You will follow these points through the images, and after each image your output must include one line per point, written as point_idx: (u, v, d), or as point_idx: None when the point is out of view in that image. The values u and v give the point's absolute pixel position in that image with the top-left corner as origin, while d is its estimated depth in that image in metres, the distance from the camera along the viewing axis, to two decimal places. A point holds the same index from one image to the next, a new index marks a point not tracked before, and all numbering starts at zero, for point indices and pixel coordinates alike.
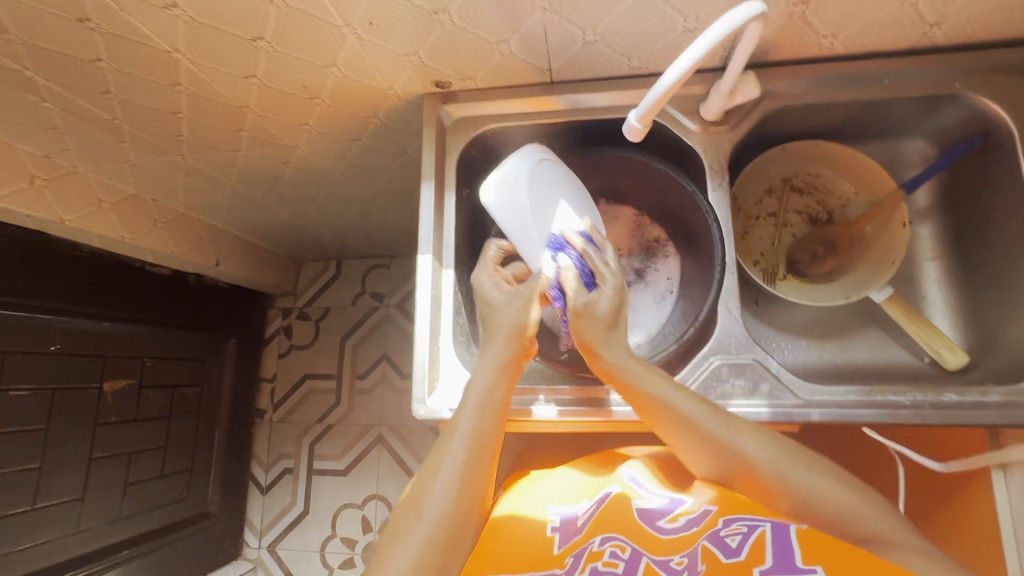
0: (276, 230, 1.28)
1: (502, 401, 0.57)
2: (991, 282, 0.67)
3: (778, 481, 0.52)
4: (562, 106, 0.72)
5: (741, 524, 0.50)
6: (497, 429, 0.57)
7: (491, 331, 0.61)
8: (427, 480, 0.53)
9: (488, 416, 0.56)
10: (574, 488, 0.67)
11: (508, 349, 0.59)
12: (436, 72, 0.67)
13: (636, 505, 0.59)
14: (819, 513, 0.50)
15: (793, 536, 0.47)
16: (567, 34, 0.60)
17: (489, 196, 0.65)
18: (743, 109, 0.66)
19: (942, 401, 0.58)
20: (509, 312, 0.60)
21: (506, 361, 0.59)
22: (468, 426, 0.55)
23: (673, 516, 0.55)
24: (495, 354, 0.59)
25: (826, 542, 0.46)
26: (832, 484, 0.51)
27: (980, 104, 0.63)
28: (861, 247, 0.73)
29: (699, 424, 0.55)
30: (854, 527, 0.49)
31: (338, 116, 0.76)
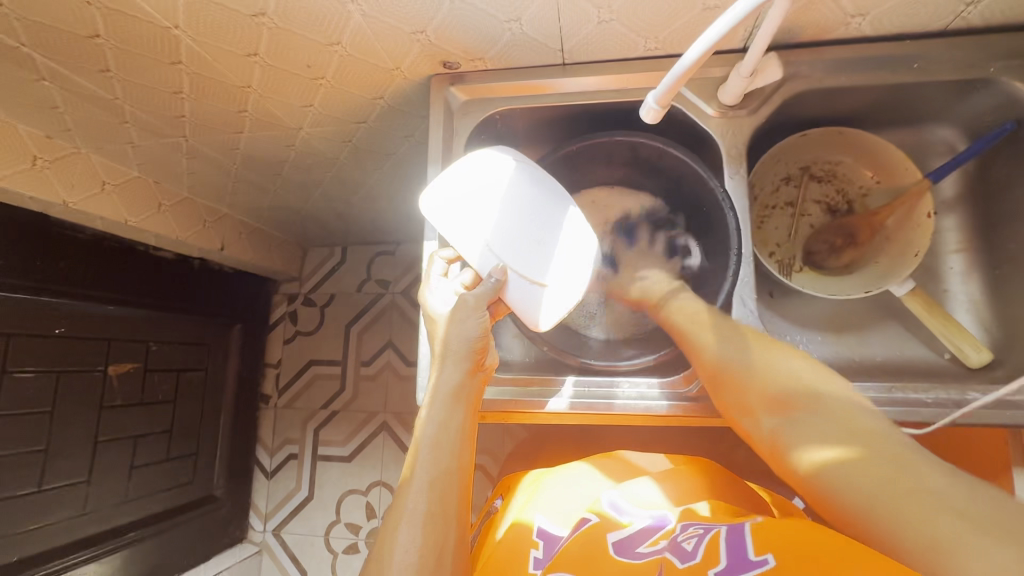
0: (280, 215, 1.27)
1: (461, 426, 0.57)
2: (1019, 275, 0.64)
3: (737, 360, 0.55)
4: (575, 88, 0.69)
5: (698, 529, 0.52)
6: (455, 461, 0.55)
7: (438, 362, 0.59)
8: (389, 542, 0.51)
9: (444, 451, 0.55)
10: (578, 498, 0.68)
11: (458, 378, 0.58)
12: (443, 52, 0.65)
13: (615, 534, 0.56)
14: (778, 393, 0.50)
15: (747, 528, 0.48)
16: (580, 11, 0.57)
17: (426, 205, 0.63)
18: (763, 93, 0.64)
19: (965, 399, 0.56)
20: (452, 342, 0.58)
21: (455, 394, 0.57)
22: (424, 469, 0.54)
23: (655, 539, 0.54)
24: (445, 388, 0.57)
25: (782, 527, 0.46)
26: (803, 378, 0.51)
27: (1014, 89, 0.60)
28: (881, 239, 0.71)
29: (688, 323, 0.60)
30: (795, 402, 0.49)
31: (344, 98, 0.74)
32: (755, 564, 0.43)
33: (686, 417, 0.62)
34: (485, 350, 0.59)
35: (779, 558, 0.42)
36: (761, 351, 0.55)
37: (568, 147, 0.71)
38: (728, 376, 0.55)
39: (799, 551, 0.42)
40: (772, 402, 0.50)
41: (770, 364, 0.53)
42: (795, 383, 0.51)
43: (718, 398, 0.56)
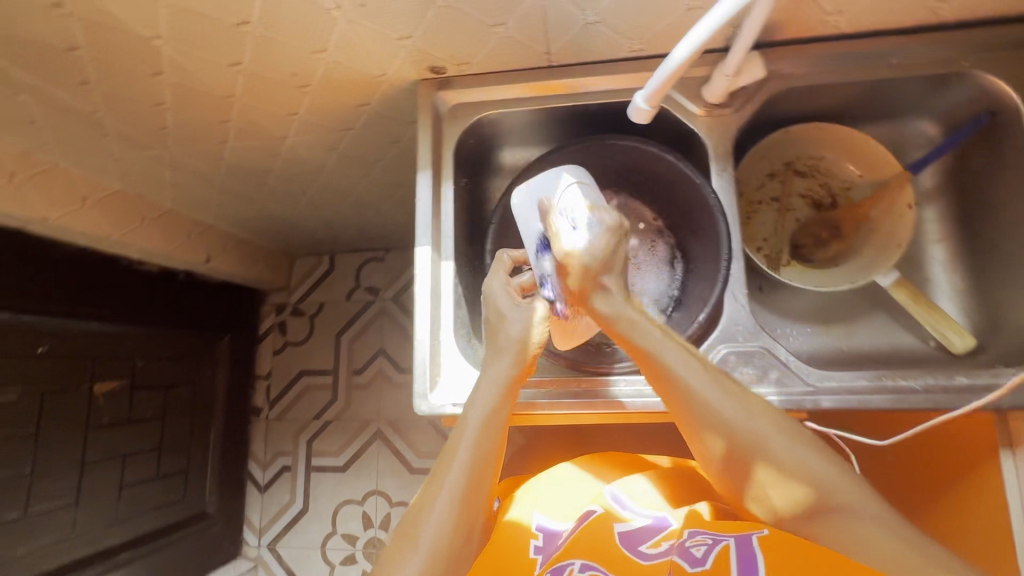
0: (266, 225, 1.25)
1: (506, 416, 0.55)
2: (999, 262, 0.66)
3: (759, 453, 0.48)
4: (563, 90, 0.69)
5: (706, 536, 0.50)
6: (496, 451, 0.55)
7: (494, 347, 0.57)
8: (425, 511, 0.51)
9: (490, 437, 0.54)
10: (568, 494, 0.67)
11: (513, 366, 0.56)
12: (430, 57, 0.65)
13: (621, 526, 0.57)
14: (811, 488, 0.46)
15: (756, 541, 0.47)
16: (566, 15, 0.58)
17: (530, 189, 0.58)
18: (748, 91, 0.65)
19: (952, 384, 0.57)
20: (510, 325, 0.57)
21: (509, 379, 0.56)
22: (466, 449, 0.53)
23: (658, 539, 0.55)
24: (498, 372, 0.56)
25: (784, 546, 0.45)
26: (812, 467, 0.46)
27: (987, 82, 0.61)
28: (866, 231, 0.72)
29: (676, 368, 0.51)
30: (827, 498, 0.46)
31: (330, 105, 0.74)
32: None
33: None
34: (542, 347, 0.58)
35: None
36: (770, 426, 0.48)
37: (558, 151, 0.72)
38: (741, 457, 0.48)
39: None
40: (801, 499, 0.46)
41: (789, 452, 0.47)
42: (811, 470, 0.46)
43: (725, 476, 0.50)
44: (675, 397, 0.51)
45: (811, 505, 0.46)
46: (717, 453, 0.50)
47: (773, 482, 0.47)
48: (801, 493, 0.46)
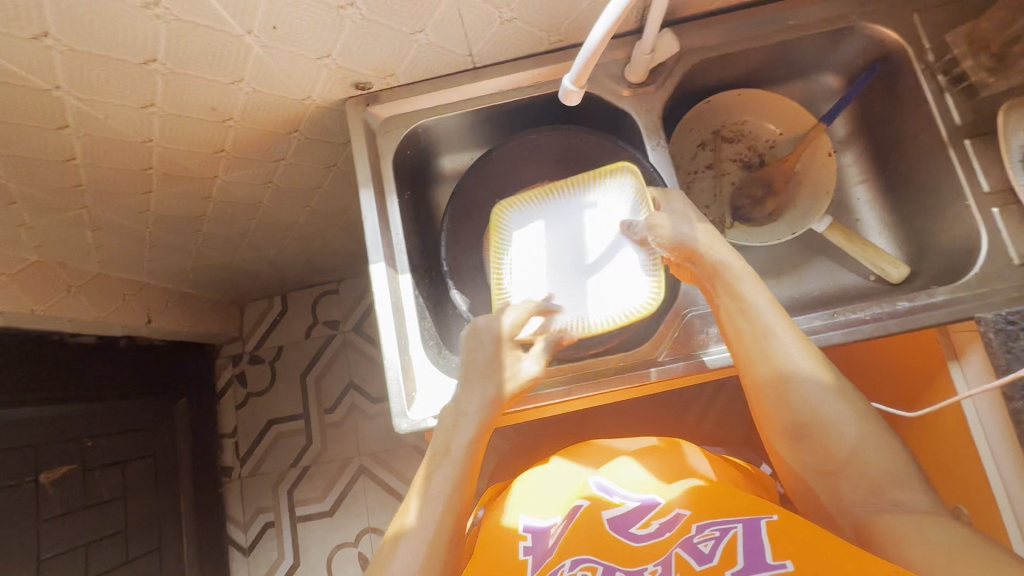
0: (208, 274, 1.20)
1: (470, 446, 0.57)
2: (914, 193, 0.71)
3: (837, 432, 0.51)
4: (492, 89, 0.70)
5: (714, 529, 0.50)
6: (467, 489, 0.56)
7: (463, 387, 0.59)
8: (391, 549, 0.53)
9: (463, 473, 0.56)
10: (556, 492, 0.66)
11: (486, 409, 0.57)
12: (354, 74, 0.64)
13: (609, 512, 0.58)
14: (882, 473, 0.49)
15: (764, 531, 0.47)
16: (482, 15, 0.59)
17: (628, 168, 0.65)
18: (666, 68, 0.68)
19: (897, 310, 0.61)
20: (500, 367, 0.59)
21: (484, 423, 0.57)
22: (436, 485, 0.56)
23: (646, 520, 0.56)
24: (473, 414, 0.58)
25: (792, 530, 0.46)
26: (867, 432, 0.51)
27: (874, 32, 0.67)
28: (795, 183, 0.76)
29: (773, 333, 0.54)
30: (888, 489, 0.48)
31: (256, 136, 0.72)
32: (771, 567, 0.44)
33: (660, 384, 0.64)
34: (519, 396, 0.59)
35: (797, 563, 0.43)
36: (852, 413, 0.52)
37: (498, 150, 0.73)
38: (818, 429, 0.52)
39: (815, 556, 0.43)
40: (864, 483, 0.49)
41: (871, 443, 0.50)
42: (883, 467, 0.49)
43: (799, 450, 0.53)
44: (759, 342, 0.55)
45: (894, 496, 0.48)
46: (787, 396, 0.53)
47: (846, 466, 0.50)
48: (871, 479, 0.49)
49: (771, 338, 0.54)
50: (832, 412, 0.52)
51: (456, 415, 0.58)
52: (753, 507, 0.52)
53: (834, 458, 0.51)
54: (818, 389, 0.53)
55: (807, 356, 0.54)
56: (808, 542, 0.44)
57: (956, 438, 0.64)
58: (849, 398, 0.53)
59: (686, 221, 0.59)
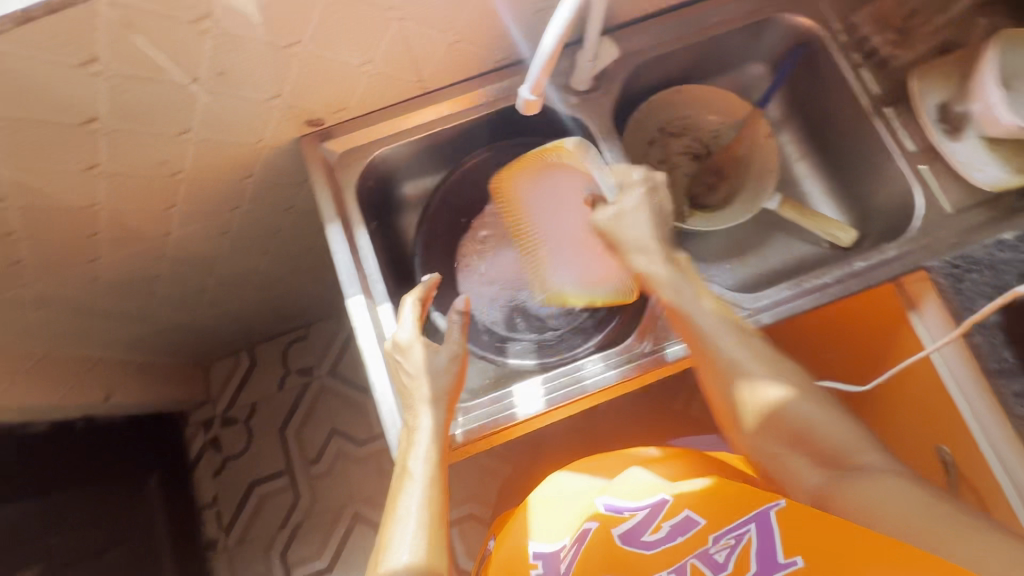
0: (168, 338, 1.14)
1: (434, 456, 0.55)
2: (849, 161, 0.76)
3: (777, 420, 0.52)
4: (445, 110, 0.70)
5: (728, 536, 0.49)
6: (441, 514, 0.53)
7: (412, 406, 0.57)
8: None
9: (433, 486, 0.53)
10: (563, 511, 0.65)
11: (440, 419, 0.57)
12: (305, 112, 0.64)
13: (618, 529, 0.56)
14: (828, 450, 0.50)
15: (774, 521, 0.47)
16: (428, 40, 0.61)
17: (585, 147, 0.63)
18: (608, 74, 0.71)
19: (856, 270, 0.65)
20: (433, 368, 0.58)
21: (441, 435, 0.57)
22: (406, 504, 0.52)
23: (656, 523, 0.55)
24: (427, 433, 0.56)
25: (808, 521, 0.45)
26: (817, 406, 0.52)
27: (790, 20, 0.73)
28: (742, 166, 0.80)
29: (703, 331, 0.56)
30: (842, 462, 0.49)
31: (210, 186, 0.70)
32: (784, 566, 0.45)
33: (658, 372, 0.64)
34: (460, 380, 0.60)
35: (809, 561, 0.44)
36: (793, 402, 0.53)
37: (459, 170, 0.74)
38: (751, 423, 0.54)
39: (832, 557, 0.42)
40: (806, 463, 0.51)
41: (817, 425, 0.51)
42: (831, 446, 0.50)
43: (741, 440, 0.56)
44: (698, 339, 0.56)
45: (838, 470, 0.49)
46: (729, 390, 0.55)
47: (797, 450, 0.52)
48: (814, 458, 0.50)
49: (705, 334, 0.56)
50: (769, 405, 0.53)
51: (409, 434, 0.57)
52: (757, 491, 0.51)
53: (770, 450, 0.53)
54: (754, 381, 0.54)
55: (744, 343, 0.56)
56: (818, 526, 0.44)
57: (922, 385, 0.66)
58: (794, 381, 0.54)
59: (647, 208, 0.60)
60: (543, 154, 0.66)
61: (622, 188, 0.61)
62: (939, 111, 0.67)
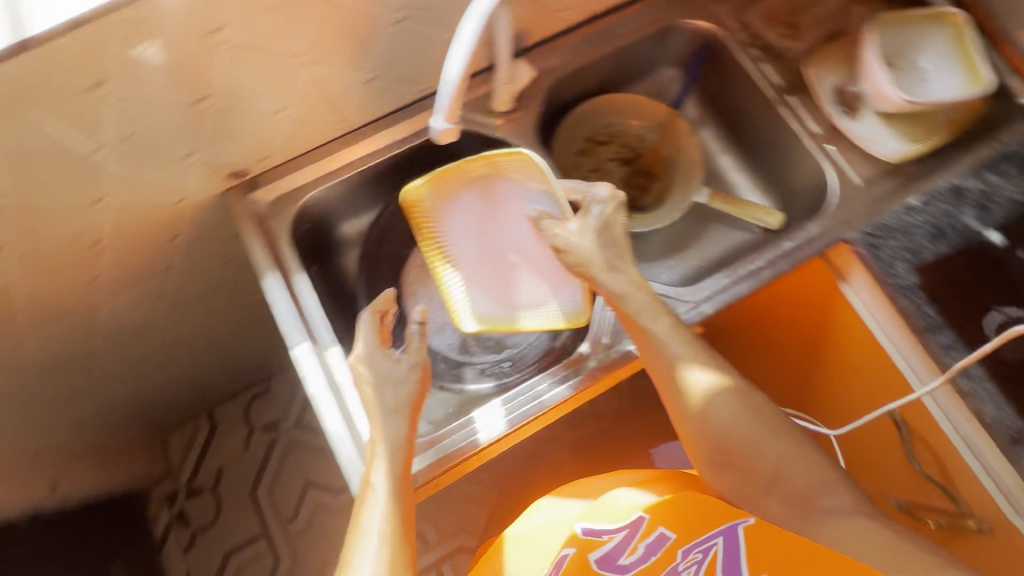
0: (115, 412, 1.08)
1: (399, 471, 0.54)
2: (765, 150, 0.80)
3: (755, 451, 0.55)
4: (371, 147, 0.70)
5: (696, 552, 0.51)
6: (406, 523, 0.53)
7: (373, 418, 0.56)
8: None
9: (396, 502, 0.53)
10: (546, 537, 0.65)
11: (402, 428, 0.56)
12: (226, 165, 0.63)
13: (594, 553, 0.57)
14: (804, 487, 0.53)
15: (741, 537, 0.50)
16: (342, 81, 0.61)
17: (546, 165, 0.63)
18: (528, 94, 0.73)
19: (784, 250, 0.68)
20: (393, 377, 0.57)
21: (404, 446, 0.56)
22: (372, 520, 0.52)
23: (632, 545, 0.56)
24: (393, 438, 0.55)
25: (771, 537, 0.48)
26: (776, 438, 0.55)
27: (690, 25, 0.77)
28: (670, 166, 0.83)
29: (675, 371, 0.58)
30: (820, 497, 0.53)
31: (135, 252, 0.67)
32: None
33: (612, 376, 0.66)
34: (425, 386, 0.59)
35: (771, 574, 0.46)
36: (766, 434, 0.56)
37: (394, 202, 0.73)
38: (733, 460, 0.56)
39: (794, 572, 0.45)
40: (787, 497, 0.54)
41: (794, 462, 0.54)
42: (806, 483, 0.54)
43: (720, 472, 0.57)
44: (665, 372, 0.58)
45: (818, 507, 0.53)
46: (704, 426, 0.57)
47: (778, 482, 0.55)
48: (794, 492, 0.54)
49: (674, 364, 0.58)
50: (751, 443, 0.55)
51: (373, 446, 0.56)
52: (724, 508, 0.54)
53: (753, 481, 0.55)
54: (728, 418, 0.56)
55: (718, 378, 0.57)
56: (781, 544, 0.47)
57: (866, 359, 0.69)
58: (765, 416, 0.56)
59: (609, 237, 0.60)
60: (464, 169, 0.66)
61: (589, 203, 0.61)
62: (836, 92, 0.73)
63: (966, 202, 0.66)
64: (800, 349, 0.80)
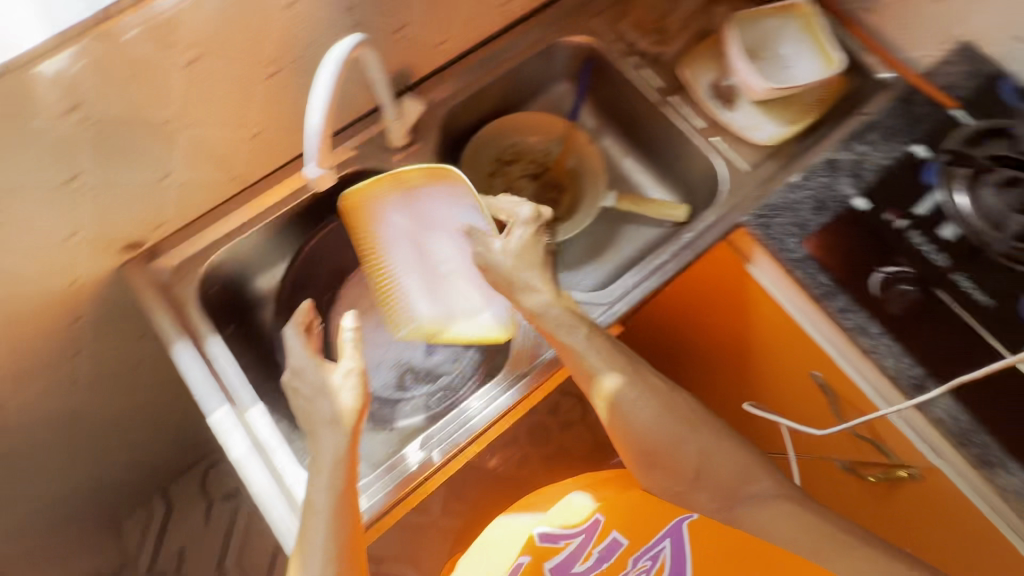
0: (53, 507, 1.03)
1: (341, 484, 0.53)
2: (661, 148, 0.83)
3: (680, 450, 0.60)
4: (270, 199, 0.70)
5: (645, 560, 0.54)
6: (350, 538, 0.53)
7: (313, 432, 0.55)
8: None
9: (338, 522, 0.52)
10: (500, 546, 0.65)
11: (343, 440, 0.54)
12: (118, 238, 0.62)
13: (551, 560, 0.57)
14: (729, 479, 0.59)
15: (686, 531, 0.54)
16: (226, 139, 0.61)
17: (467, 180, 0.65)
18: (422, 126, 0.74)
19: (683, 241, 0.71)
20: (328, 388, 0.56)
21: (345, 459, 0.54)
22: (315, 537, 0.51)
23: (587, 553, 0.58)
24: (334, 450, 0.54)
25: (717, 533, 0.52)
26: (698, 434, 0.61)
27: (569, 41, 0.81)
28: (576, 176, 0.86)
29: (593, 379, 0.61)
30: (745, 488, 0.59)
31: (35, 340, 0.65)
32: None
33: (542, 387, 0.67)
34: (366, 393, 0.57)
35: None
36: (687, 433, 0.60)
37: (303, 250, 0.72)
38: (657, 465, 0.61)
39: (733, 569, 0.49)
40: (715, 490, 0.59)
41: (715, 455, 0.60)
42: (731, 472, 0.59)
43: (648, 473, 0.62)
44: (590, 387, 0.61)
45: (744, 498, 0.58)
46: (627, 431, 0.61)
47: (704, 475, 0.60)
48: (721, 485, 0.59)
49: (595, 379, 0.61)
50: (675, 444, 0.60)
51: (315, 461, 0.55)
52: (673, 510, 0.58)
53: (682, 480, 0.60)
54: (647, 421, 0.61)
55: (635, 388, 0.61)
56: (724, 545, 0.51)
57: (779, 333, 0.72)
58: (684, 418, 0.61)
59: (524, 256, 0.63)
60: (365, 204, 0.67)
61: (511, 226, 0.64)
62: (712, 88, 0.77)
63: (841, 173, 0.69)
64: (722, 336, 0.82)
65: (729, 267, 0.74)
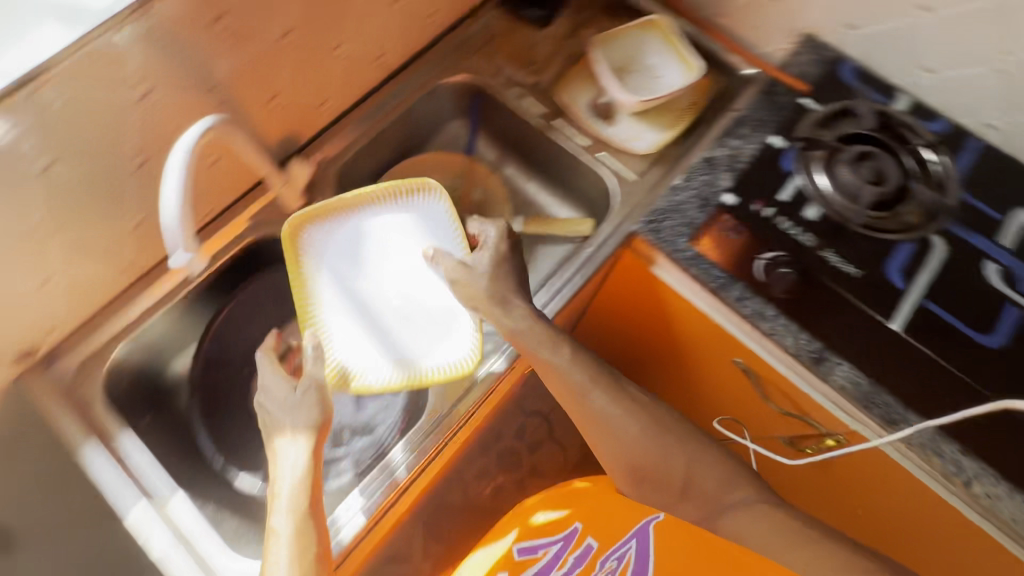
0: None
1: (304, 497, 0.52)
2: (557, 169, 0.86)
3: (668, 459, 0.61)
4: (168, 282, 0.69)
5: (613, 561, 0.63)
6: (322, 554, 0.52)
7: (274, 450, 0.54)
8: None
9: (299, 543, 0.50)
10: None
11: (304, 456, 0.54)
12: (9, 349, 0.61)
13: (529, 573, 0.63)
14: (716, 484, 0.60)
15: (652, 534, 0.64)
16: (107, 232, 0.61)
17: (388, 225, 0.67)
18: (316, 186, 0.75)
19: (581, 257, 0.72)
20: (291, 404, 0.55)
21: (306, 475, 0.53)
22: (280, 557, 0.50)
23: (563, 560, 0.65)
24: (294, 469, 0.53)
25: (675, 538, 0.63)
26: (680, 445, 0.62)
27: (451, 82, 0.83)
28: (480, 207, 0.88)
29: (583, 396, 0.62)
30: (728, 491, 0.60)
31: None
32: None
33: (467, 424, 0.68)
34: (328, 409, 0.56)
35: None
36: (676, 445, 0.62)
37: (211, 326, 0.71)
38: (641, 475, 0.62)
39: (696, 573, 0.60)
40: (701, 502, 0.60)
41: (705, 462, 0.61)
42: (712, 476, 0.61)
43: (634, 486, 0.63)
44: (579, 404, 0.62)
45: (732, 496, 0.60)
46: (609, 437, 0.62)
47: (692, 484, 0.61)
48: (707, 491, 0.60)
49: (587, 395, 0.62)
50: (664, 454, 0.61)
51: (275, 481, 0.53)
52: (636, 508, 0.66)
53: (672, 491, 0.61)
54: (635, 434, 0.61)
55: (620, 405, 0.63)
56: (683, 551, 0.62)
57: (693, 333, 0.70)
58: (667, 430, 0.62)
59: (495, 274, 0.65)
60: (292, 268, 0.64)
61: (479, 246, 0.66)
62: (592, 108, 0.81)
63: (719, 168, 0.70)
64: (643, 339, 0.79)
65: (634, 271, 0.72)
